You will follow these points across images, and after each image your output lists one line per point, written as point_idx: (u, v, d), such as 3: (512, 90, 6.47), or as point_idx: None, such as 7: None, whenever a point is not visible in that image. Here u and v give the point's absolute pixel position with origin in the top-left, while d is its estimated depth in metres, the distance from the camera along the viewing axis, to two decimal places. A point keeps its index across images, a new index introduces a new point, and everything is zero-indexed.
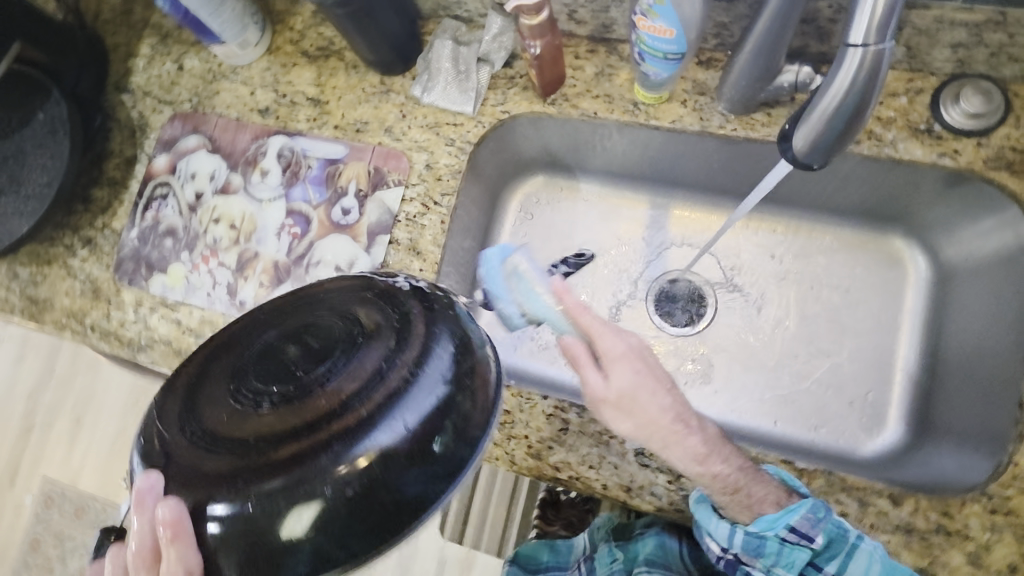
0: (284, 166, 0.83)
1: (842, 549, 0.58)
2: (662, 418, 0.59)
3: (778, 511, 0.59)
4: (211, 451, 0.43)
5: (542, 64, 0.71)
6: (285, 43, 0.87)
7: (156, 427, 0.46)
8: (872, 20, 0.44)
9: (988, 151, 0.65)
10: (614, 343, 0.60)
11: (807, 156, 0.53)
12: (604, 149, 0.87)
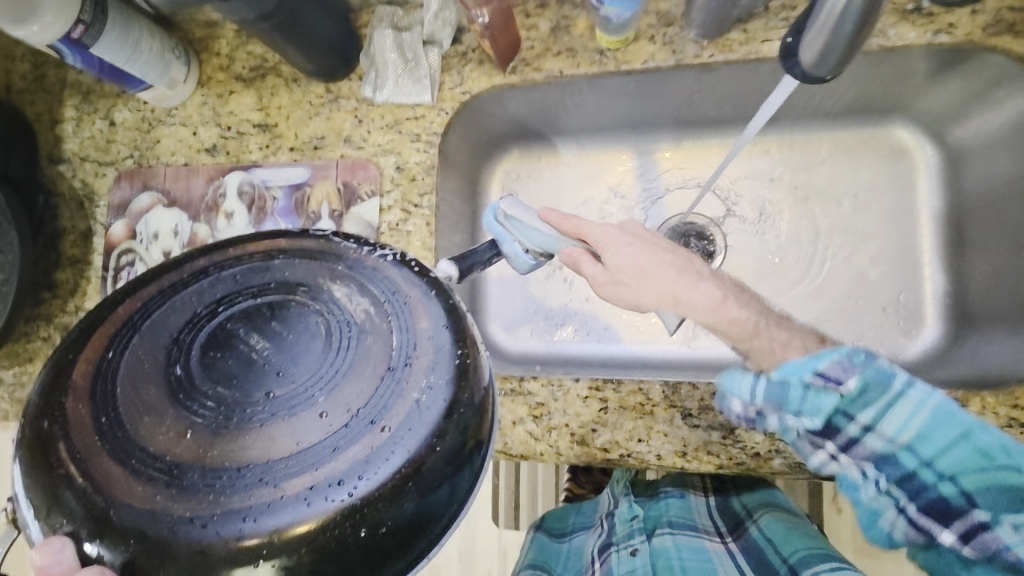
0: (248, 204, 0.77)
1: (881, 395, 0.49)
2: (666, 273, 0.59)
3: (802, 357, 0.51)
4: (173, 471, 0.42)
5: (494, 33, 0.65)
6: (216, 71, 0.81)
7: (63, 437, 0.43)
8: None
9: (984, 18, 0.60)
10: (616, 243, 0.61)
11: (822, 68, 0.50)
12: (577, 106, 0.81)
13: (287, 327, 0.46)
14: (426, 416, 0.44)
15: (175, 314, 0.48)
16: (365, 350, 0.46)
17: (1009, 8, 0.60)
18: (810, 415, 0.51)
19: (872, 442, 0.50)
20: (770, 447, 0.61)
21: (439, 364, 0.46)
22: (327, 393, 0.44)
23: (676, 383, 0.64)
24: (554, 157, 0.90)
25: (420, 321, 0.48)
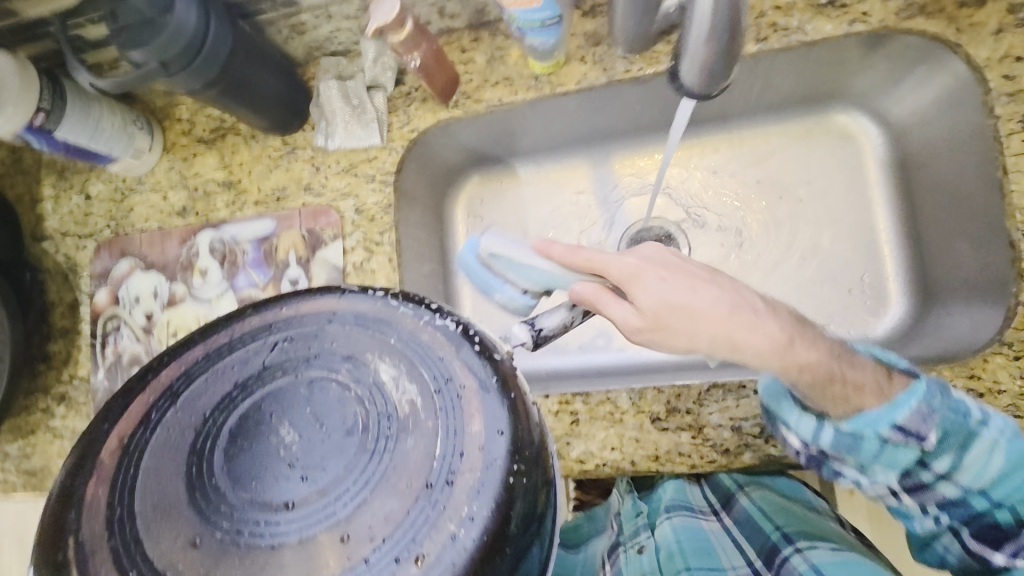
0: (220, 259, 0.80)
1: (959, 442, 0.52)
2: (717, 312, 0.52)
3: (880, 409, 0.52)
4: (174, 575, 0.39)
5: (429, 71, 0.67)
6: (178, 136, 0.84)
7: (75, 526, 0.41)
8: None
9: (896, 3, 0.62)
10: (642, 288, 0.54)
11: (698, 86, 0.54)
12: (528, 129, 0.84)
13: (322, 417, 0.43)
14: (449, 546, 0.39)
15: (213, 395, 0.46)
16: (403, 455, 0.42)
17: None
18: (887, 468, 0.54)
19: (945, 488, 0.54)
20: (739, 442, 0.62)
21: (485, 486, 0.41)
22: (347, 505, 0.40)
23: (641, 389, 0.66)
24: (515, 178, 0.92)
25: (472, 426, 0.43)
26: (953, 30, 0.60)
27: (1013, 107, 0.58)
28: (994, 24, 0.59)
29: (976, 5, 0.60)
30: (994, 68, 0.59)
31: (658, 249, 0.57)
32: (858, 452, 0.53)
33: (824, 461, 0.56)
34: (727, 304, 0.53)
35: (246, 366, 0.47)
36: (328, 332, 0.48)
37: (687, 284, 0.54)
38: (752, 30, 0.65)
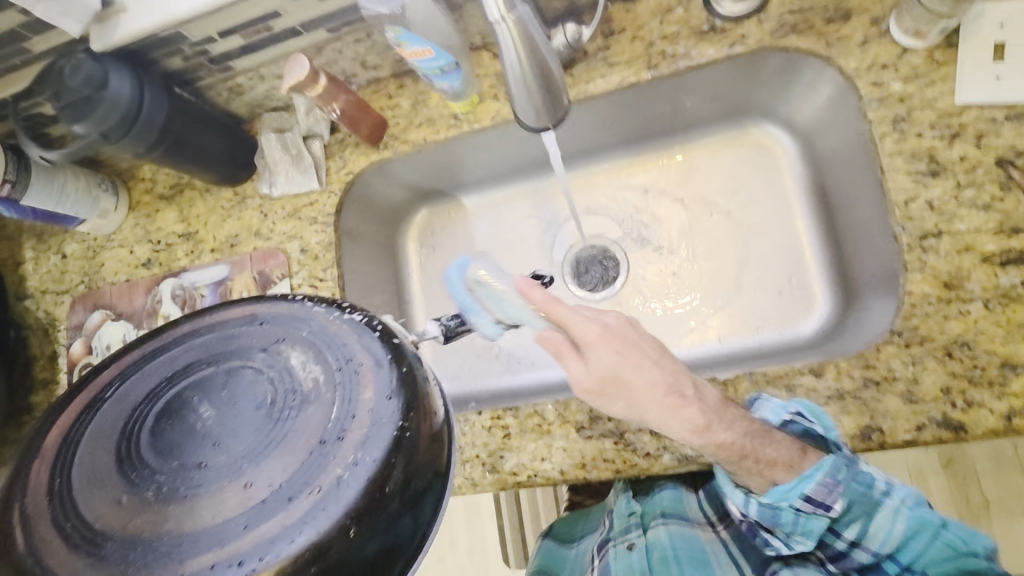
0: (181, 305, 0.86)
1: (863, 510, 0.57)
2: (652, 393, 0.53)
3: (794, 478, 0.56)
4: (99, 537, 0.42)
5: (352, 117, 0.74)
6: (142, 195, 0.92)
7: (20, 499, 0.45)
8: None
9: (770, 24, 0.66)
10: (598, 355, 0.52)
11: (536, 122, 0.60)
12: (467, 162, 0.88)
13: (236, 396, 0.47)
14: (343, 494, 0.42)
15: (148, 379, 0.50)
16: (304, 421, 0.45)
17: (790, 12, 0.66)
18: (806, 537, 0.58)
19: (860, 555, 0.58)
20: (658, 445, 0.65)
21: (372, 439, 0.43)
22: (257, 464, 0.44)
23: (566, 400, 0.69)
24: (460, 209, 0.97)
25: (364, 393, 0.45)
26: (823, 44, 0.64)
27: (883, 111, 0.62)
28: (860, 36, 0.63)
29: (841, 20, 0.64)
30: (864, 76, 0.63)
31: (626, 329, 0.55)
32: (784, 525, 0.58)
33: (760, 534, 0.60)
34: (659, 383, 0.53)
35: (177, 355, 0.51)
36: (248, 323, 0.52)
37: (636, 365, 0.53)
38: (643, 59, 0.70)
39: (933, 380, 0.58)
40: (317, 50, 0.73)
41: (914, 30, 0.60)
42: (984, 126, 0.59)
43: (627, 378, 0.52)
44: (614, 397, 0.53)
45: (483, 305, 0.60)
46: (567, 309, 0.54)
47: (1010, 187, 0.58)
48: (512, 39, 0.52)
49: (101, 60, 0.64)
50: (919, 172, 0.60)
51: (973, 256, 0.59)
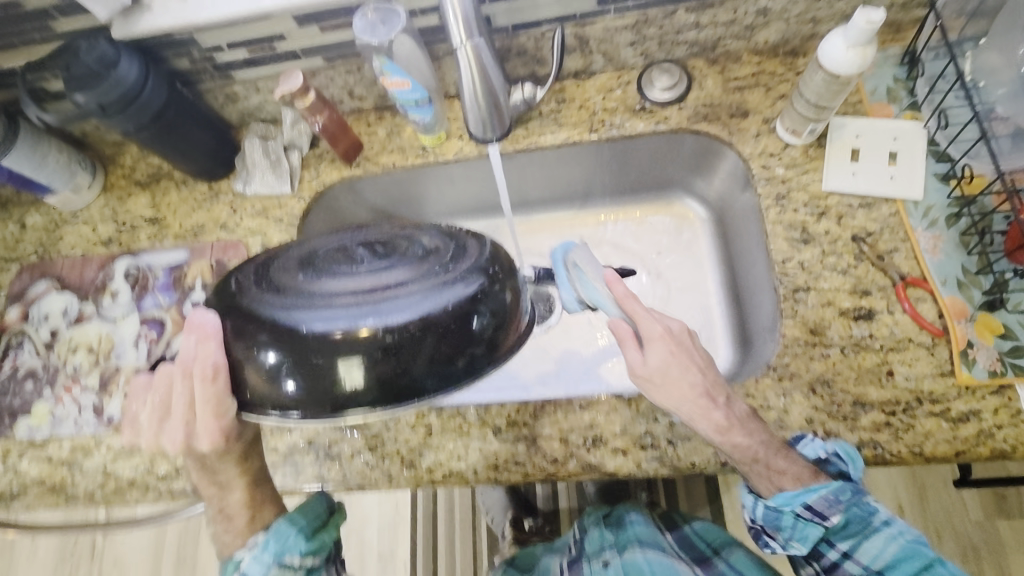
0: (132, 283, 0.89)
1: (860, 531, 0.62)
2: (692, 382, 0.60)
3: (797, 488, 0.61)
4: (282, 293, 0.52)
5: (332, 134, 0.84)
6: (119, 179, 0.97)
7: (236, 278, 0.57)
8: (458, 20, 0.62)
9: (687, 112, 0.82)
10: (655, 351, 0.60)
11: (484, 134, 0.80)
12: (431, 192, 0.95)
13: (388, 241, 0.56)
14: (452, 297, 0.50)
15: (326, 234, 0.60)
16: (431, 259, 0.53)
17: (703, 105, 0.82)
18: (800, 542, 0.63)
19: (851, 567, 0.62)
20: (565, 451, 0.71)
21: (473, 270, 0.52)
22: (396, 273, 0.52)
23: (487, 404, 0.74)
24: None
25: (473, 253, 0.54)
26: (727, 132, 0.80)
27: (769, 188, 0.76)
28: (754, 130, 0.79)
29: (741, 116, 0.80)
30: (756, 160, 0.78)
31: (680, 336, 0.61)
32: (782, 529, 0.63)
33: (763, 538, 0.65)
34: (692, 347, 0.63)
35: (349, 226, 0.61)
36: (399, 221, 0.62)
37: (680, 370, 0.60)
38: (587, 124, 0.84)
39: (799, 411, 0.67)
40: (313, 73, 0.84)
41: (792, 129, 0.75)
42: (844, 210, 0.74)
43: (654, 340, 0.61)
44: (663, 386, 0.60)
45: (571, 284, 0.69)
46: (642, 312, 0.62)
47: (862, 258, 0.71)
48: (468, 60, 0.66)
49: (119, 46, 0.74)
50: (794, 238, 0.74)
51: (833, 310, 0.70)
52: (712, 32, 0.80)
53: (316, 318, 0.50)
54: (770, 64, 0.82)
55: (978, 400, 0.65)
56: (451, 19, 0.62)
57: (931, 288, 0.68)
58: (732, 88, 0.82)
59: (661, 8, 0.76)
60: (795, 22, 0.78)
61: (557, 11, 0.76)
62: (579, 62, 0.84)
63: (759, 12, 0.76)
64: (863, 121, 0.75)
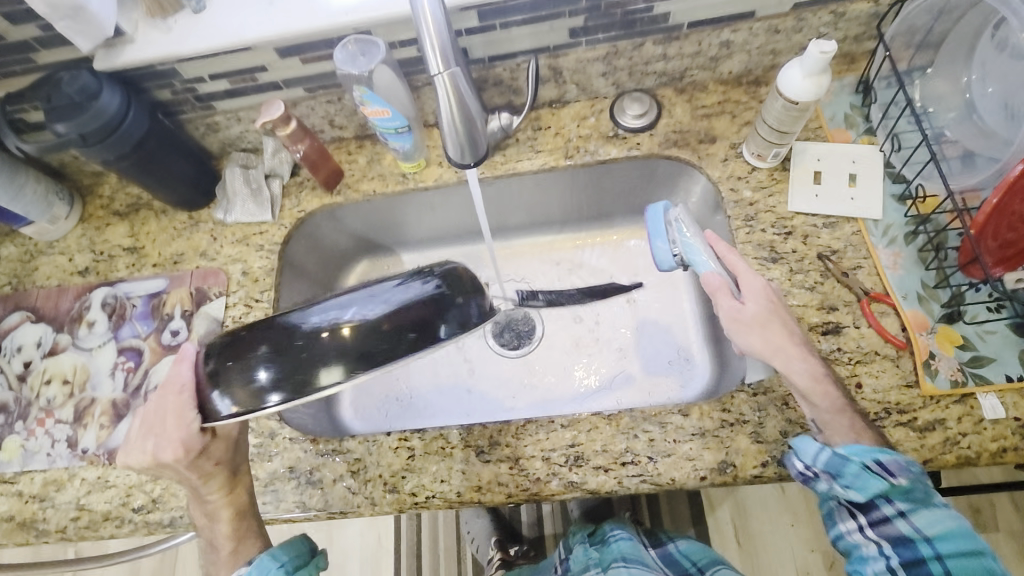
0: (109, 312, 0.88)
1: (924, 499, 0.60)
2: (789, 328, 0.66)
3: (868, 447, 0.61)
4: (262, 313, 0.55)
5: (313, 162, 0.85)
6: (97, 209, 0.97)
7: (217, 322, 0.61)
8: (436, 52, 0.56)
9: (658, 138, 0.85)
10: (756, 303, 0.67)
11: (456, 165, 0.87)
12: (411, 217, 0.97)
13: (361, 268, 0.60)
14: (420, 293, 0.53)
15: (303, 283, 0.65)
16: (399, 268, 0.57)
17: (673, 131, 0.86)
18: (859, 492, 0.60)
19: (901, 526, 0.60)
20: (548, 471, 0.71)
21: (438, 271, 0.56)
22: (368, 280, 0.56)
23: (469, 426, 0.75)
24: (399, 262, 1.04)
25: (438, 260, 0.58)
26: (696, 157, 0.83)
27: (738, 210, 0.79)
28: (722, 155, 0.83)
29: (709, 141, 0.84)
30: (725, 183, 0.81)
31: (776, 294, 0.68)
32: (843, 476, 0.61)
33: (816, 481, 0.63)
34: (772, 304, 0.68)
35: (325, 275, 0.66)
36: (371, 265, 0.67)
37: (763, 331, 0.66)
38: (563, 150, 0.87)
39: (774, 424, 0.70)
40: (294, 104, 0.86)
41: (757, 153, 0.79)
42: (809, 229, 0.77)
43: (757, 291, 0.68)
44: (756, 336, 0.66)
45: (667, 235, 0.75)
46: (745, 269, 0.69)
47: (828, 275, 0.74)
48: (446, 93, 0.58)
49: (101, 77, 0.74)
50: (763, 257, 0.77)
51: (803, 325, 0.73)
52: (679, 63, 0.84)
53: (300, 317, 0.53)
54: (734, 93, 0.86)
55: (942, 409, 0.67)
56: (428, 51, 0.55)
57: (894, 302, 0.72)
58: (700, 115, 0.85)
59: (630, 40, 0.79)
60: (756, 53, 0.82)
61: (531, 44, 0.79)
62: (554, 92, 0.87)
63: (722, 44, 0.81)
64: (824, 146, 0.79)
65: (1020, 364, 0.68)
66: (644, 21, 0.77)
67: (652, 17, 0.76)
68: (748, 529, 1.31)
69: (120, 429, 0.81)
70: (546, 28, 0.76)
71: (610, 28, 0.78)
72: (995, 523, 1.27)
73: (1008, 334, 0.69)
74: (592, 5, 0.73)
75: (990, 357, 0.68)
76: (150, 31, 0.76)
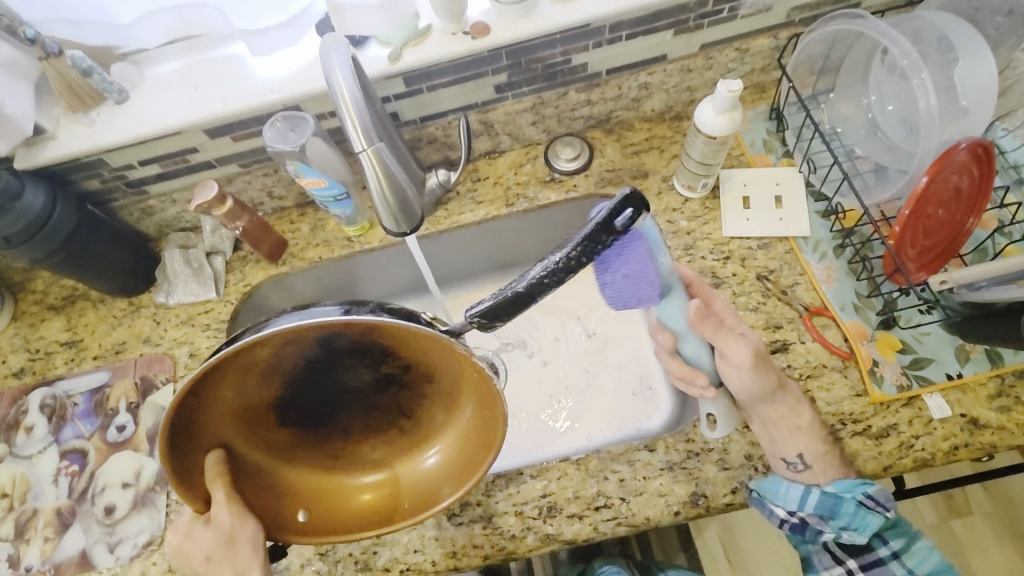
0: (48, 414, 0.84)
1: (907, 530, 0.69)
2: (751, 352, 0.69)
3: (853, 481, 0.66)
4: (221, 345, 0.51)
5: (254, 236, 0.84)
6: (30, 305, 0.93)
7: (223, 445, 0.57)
8: (356, 129, 0.56)
9: (594, 178, 0.88)
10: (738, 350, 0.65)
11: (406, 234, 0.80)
12: (362, 278, 0.96)
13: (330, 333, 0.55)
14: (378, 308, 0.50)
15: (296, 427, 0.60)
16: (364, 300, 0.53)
17: (607, 170, 0.88)
18: (860, 531, 0.66)
19: (893, 566, 0.67)
20: (522, 526, 0.70)
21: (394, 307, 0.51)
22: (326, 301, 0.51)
23: None
24: None
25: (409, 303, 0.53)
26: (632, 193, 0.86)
27: (677, 240, 0.82)
28: (656, 189, 0.86)
29: (642, 176, 0.87)
30: (662, 216, 0.84)
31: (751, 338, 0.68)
32: (838, 517, 0.66)
33: (802, 526, 0.67)
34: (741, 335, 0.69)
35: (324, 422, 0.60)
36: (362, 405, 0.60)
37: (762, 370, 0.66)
38: (504, 199, 0.89)
39: (738, 449, 0.70)
40: (229, 180, 0.85)
41: (688, 184, 0.82)
42: (745, 251, 0.80)
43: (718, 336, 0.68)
44: (751, 374, 0.65)
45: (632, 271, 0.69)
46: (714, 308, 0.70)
47: (769, 295, 0.77)
48: (372, 166, 0.59)
49: (22, 175, 0.73)
50: (707, 284, 0.79)
51: None
52: (604, 106, 0.87)
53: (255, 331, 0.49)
54: (659, 128, 0.90)
55: (893, 414, 0.69)
56: (350, 130, 0.56)
57: (833, 315, 0.74)
58: (630, 153, 0.89)
59: (553, 90, 0.82)
60: (674, 91, 0.87)
61: (459, 102, 0.81)
62: (488, 144, 0.89)
63: (640, 86, 0.85)
64: (749, 171, 0.83)
65: (958, 362, 0.70)
66: (565, 72, 0.80)
67: (572, 68, 0.80)
68: (737, 547, 1.30)
69: (66, 539, 0.76)
70: (471, 86, 0.79)
71: (532, 81, 0.80)
72: (970, 508, 1.29)
73: (943, 333, 0.72)
74: (513, 63, 0.76)
75: (929, 358, 0.71)
76: (72, 126, 0.75)
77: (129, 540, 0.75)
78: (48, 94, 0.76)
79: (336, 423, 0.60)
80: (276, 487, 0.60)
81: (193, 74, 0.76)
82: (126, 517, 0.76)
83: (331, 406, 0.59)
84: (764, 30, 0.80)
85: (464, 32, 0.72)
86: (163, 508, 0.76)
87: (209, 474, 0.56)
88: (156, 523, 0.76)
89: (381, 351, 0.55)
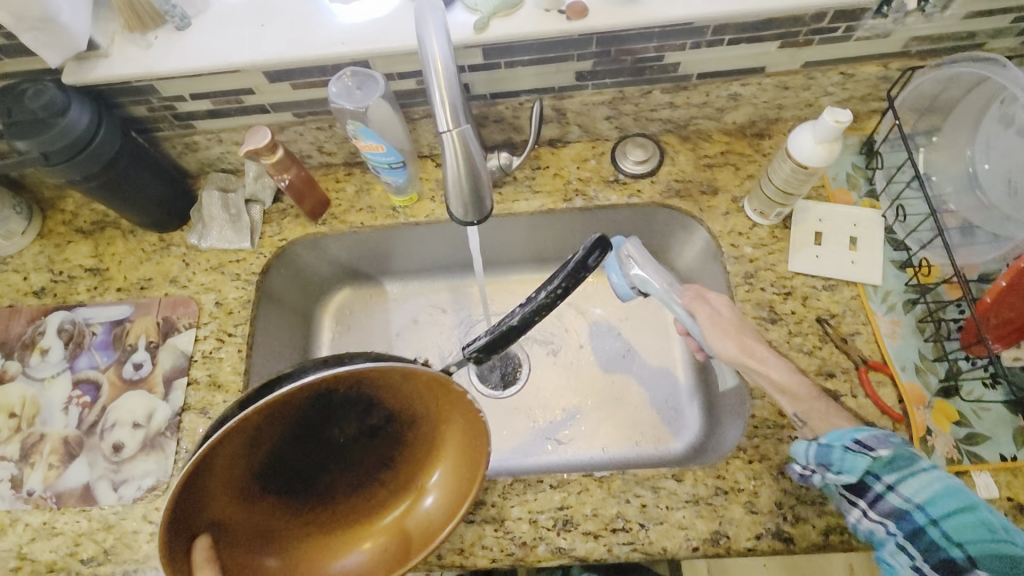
0: (66, 339, 0.81)
1: None
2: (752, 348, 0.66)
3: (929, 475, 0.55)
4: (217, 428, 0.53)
5: (298, 192, 0.80)
6: (59, 225, 0.89)
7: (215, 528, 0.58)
8: (446, 110, 0.50)
9: (659, 186, 0.83)
10: (721, 304, 0.70)
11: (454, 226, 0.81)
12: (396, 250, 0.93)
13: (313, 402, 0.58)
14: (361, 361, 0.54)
15: (279, 498, 0.63)
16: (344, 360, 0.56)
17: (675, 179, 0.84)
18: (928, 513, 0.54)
19: None
20: (534, 535, 0.68)
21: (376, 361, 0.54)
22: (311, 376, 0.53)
23: None
24: (382, 293, 1.00)
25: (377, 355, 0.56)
26: (698, 209, 0.82)
27: (737, 266, 0.78)
28: (724, 208, 0.81)
29: (711, 194, 0.82)
30: (725, 238, 0.80)
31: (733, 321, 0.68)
32: (923, 502, 0.54)
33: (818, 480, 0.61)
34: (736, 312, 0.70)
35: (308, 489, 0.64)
36: (341, 470, 0.65)
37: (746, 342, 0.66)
38: (562, 193, 0.84)
39: (770, 494, 0.67)
40: (281, 128, 0.81)
41: (759, 211, 0.78)
42: (808, 291, 0.76)
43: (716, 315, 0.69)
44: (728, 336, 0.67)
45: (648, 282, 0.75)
46: (717, 301, 0.70)
47: (827, 339, 0.73)
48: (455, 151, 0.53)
49: (69, 90, 0.68)
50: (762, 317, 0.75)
51: None
52: (684, 111, 0.82)
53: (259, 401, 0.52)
54: (738, 144, 0.85)
55: None
56: (440, 108, 0.50)
57: (892, 372, 0.70)
58: (703, 165, 0.84)
59: (637, 86, 0.77)
60: (763, 107, 0.82)
61: (536, 84, 0.76)
62: (555, 132, 0.84)
63: (729, 96, 0.80)
64: (826, 207, 0.78)
65: (1015, 444, 0.67)
66: (653, 70, 0.75)
67: (662, 66, 0.74)
68: None
69: (69, 470, 0.74)
70: (553, 69, 0.73)
71: (616, 73, 0.75)
72: None
73: (1004, 411, 0.68)
74: (602, 51, 0.71)
75: (984, 435, 0.67)
76: (127, 46, 0.70)
77: (133, 482, 0.73)
78: (107, 8, 0.71)
79: (314, 488, 0.64)
80: (257, 562, 0.61)
81: (263, 10, 0.71)
82: (132, 457, 0.74)
83: (312, 468, 0.64)
84: (873, 56, 0.75)
85: (560, 11, 0.66)
86: (171, 455, 0.74)
87: (197, 562, 0.56)
88: (163, 469, 0.74)
89: (366, 402, 0.61)
